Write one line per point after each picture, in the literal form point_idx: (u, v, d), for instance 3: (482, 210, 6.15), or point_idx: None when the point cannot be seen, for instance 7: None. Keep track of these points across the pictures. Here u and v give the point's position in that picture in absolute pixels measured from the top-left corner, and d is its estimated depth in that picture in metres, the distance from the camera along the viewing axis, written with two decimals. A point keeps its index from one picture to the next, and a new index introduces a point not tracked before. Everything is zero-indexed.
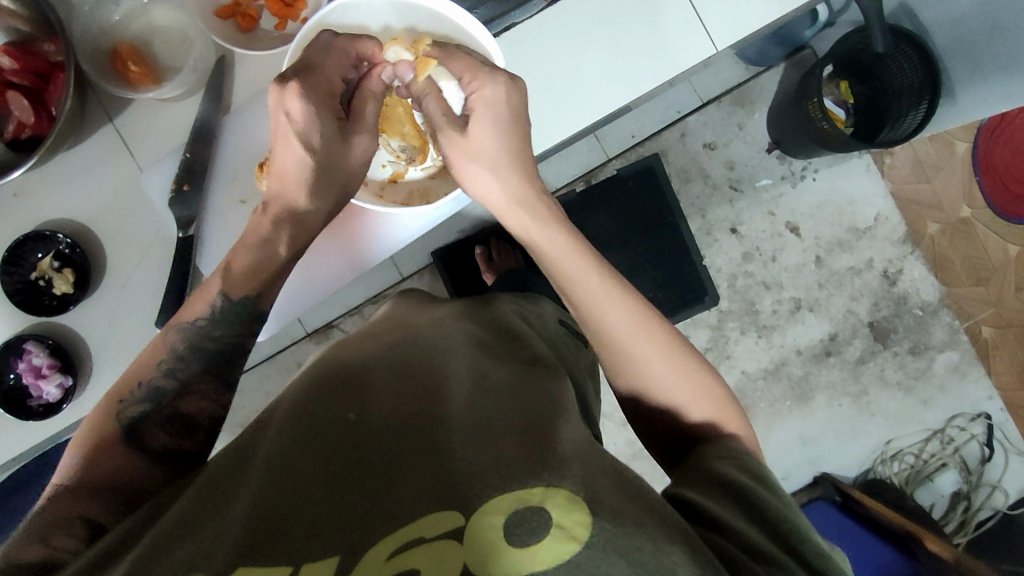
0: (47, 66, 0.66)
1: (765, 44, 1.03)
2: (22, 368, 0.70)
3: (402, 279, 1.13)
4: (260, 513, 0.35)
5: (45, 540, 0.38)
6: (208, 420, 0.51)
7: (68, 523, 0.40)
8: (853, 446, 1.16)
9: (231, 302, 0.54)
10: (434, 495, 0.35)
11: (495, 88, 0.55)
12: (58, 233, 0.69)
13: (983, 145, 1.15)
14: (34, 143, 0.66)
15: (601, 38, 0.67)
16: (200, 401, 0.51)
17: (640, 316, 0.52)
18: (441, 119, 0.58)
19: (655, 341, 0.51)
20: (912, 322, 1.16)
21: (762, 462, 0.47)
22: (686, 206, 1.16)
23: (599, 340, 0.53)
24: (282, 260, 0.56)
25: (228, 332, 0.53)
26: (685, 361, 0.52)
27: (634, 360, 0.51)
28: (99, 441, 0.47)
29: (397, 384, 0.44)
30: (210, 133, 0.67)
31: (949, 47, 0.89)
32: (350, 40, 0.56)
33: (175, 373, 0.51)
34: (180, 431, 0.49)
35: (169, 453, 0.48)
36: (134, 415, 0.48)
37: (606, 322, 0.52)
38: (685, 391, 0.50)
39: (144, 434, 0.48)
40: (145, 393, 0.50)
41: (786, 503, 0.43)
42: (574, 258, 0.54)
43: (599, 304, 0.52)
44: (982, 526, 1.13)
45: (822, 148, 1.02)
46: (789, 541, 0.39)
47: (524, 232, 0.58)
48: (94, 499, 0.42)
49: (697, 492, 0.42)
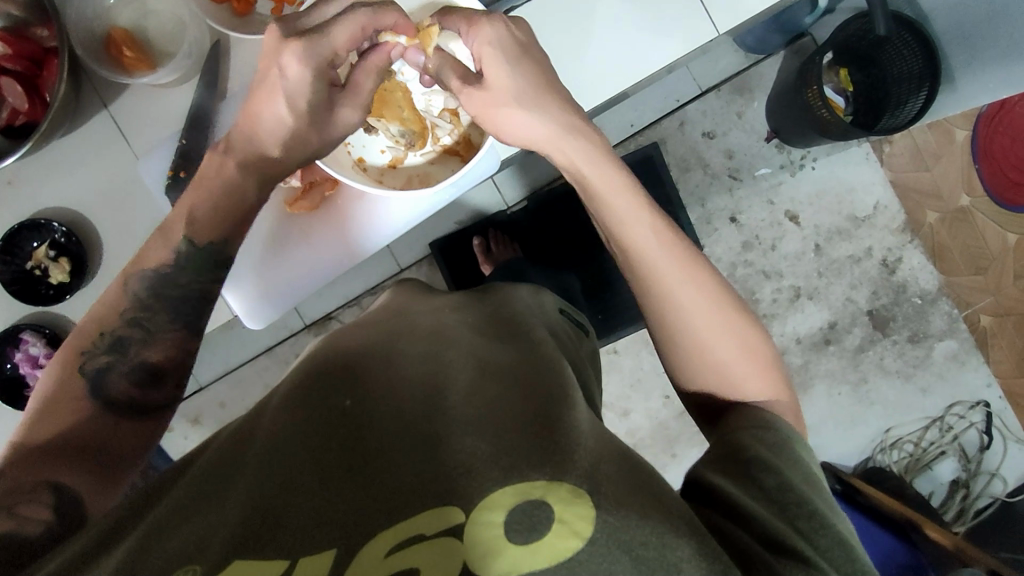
0: (40, 52, 0.65)
1: (764, 31, 1.02)
2: (18, 357, 0.72)
3: (401, 270, 1.13)
4: (257, 505, 0.35)
5: (13, 508, 0.39)
6: (176, 372, 0.52)
7: (35, 489, 0.41)
8: (853, 435, 1.16)
9: (196, 249, 0.54)
10: (434, 488, 0.35)
11: (495, 29, 0.54)
12: (52, 222, 0.68)
13: (983, 133, 1.14)
14: (29, 129, 0.66)
15: (601, 23, 0.67)
16: (166, 350, 0.52)
17: (690, 262, 0.52)
18: (458, 81, 0.57)
19: (704, 294, 0.51)
20: (912, 310, 1.16)
21: (790, 428, 0.47)
22: (685, 195, 1.16)
23: (643, 294, 0.52)
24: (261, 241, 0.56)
25: (195, 280, 0.54)
26: (732, 318, 0.51)
27: (684, 322, 0.51)
28: (66, 397, 0.48)
29: (397, 373, 0.44)
30: (205, 121, 0.66)
31: (951, 33, 0.88)
32: (373, 17, 0.53)
33: (141, 322, 0.52)
34: (149, 383, 0.51)
35: (135, 405, 0.50)
36: (99, 366, 0.49)
37: (658, 276, 0.51)
38: (733, 350, 0.50)
39: (110, 384, 0.49)
40: (111, 345, 0.51)
41: (813, 484, 0.42)
42: (624, 197, 0.53)
43: (651, 260, 0.51)
44: (980, 514, 1.13)
45: (822, 137, 1.01)
46: (805, 529, 0.38)
47: (571, 165, 0.55)
48: (67, 461, 0.43)
49: (718, 477, 0.42)
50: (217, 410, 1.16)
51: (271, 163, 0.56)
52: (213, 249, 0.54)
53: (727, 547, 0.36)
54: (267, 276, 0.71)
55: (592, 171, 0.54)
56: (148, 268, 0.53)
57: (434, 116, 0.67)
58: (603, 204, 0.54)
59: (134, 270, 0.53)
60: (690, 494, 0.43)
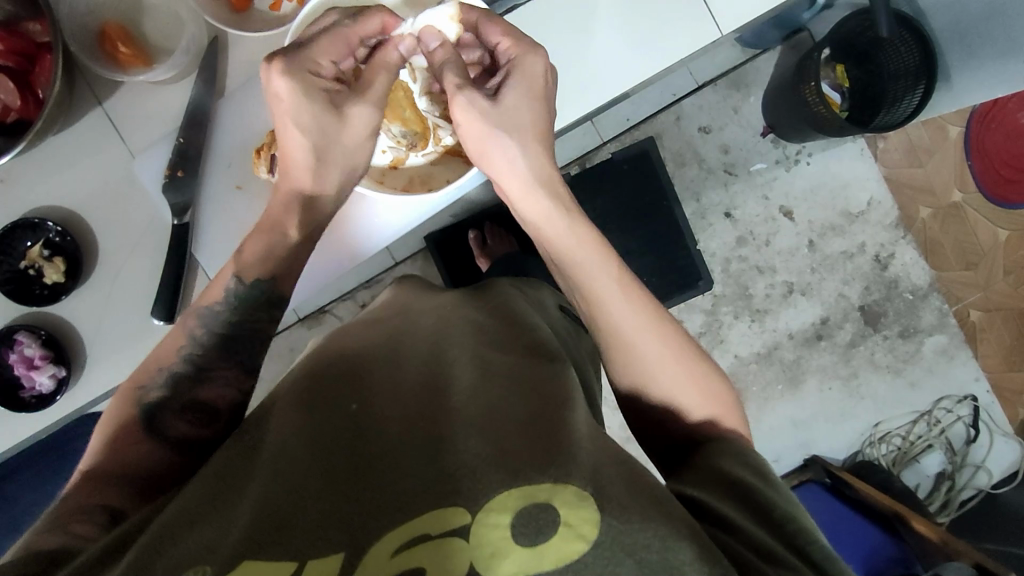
0: (32, 48, 0.64)
1: (762, 27, 1.01)
2: (12, 359, 0.68)
3: (395, 263, 1.13)
4: (266, 507, 0.35)
5: (66, 526, 0.39)
6: (229, 411, 0.51)
7: (88, 511, 0.41)
8: (843, 429, 1.17)
9: (245, 286, 0.53)
10: (439, 489, 0.35)
11: (535, 61, 0.55)
12: (48, 221, 0.67)
13: (975, 130, 1.16)
14: (21, 128, 0.64)
15: (606, 21, 0.66)
16: (219, 389, 0.51)
17: (654, 316, 0.52)
18: (460, 80, 0.54)
19: (666, 344, 0.51)
20: (903, 305, 1.16)
21: (760, 458, 0.47)
22: (682, 189, 1.16)
23: (603, 336, 0.52)
24: (293, 242, 0.55)
25: (244, 316, 0.53)
26: (694, 367, 0.52)
27: (641, 365, 0.51)
28: (122, 431, 0.48)
29: (399, 375, 0.44)
30: (204, 119, 0.66)
31: (947, 31, 0.89)
32: (353, 26, 0.56)
33: (192, 359, 0.52)
34: (201, 421, 0.49)
35: (186, 442, 0.48)
36: (152, 401, 0.49)
37: (618, 327, 0.51)
38: (693, 398, 0.51)
39: (161, 417, 0.49)
40: (167, 380, 0.50)
41: (797, 505, 0.43)
42: (589, 249, 0.54)
43: (609, 308, 0.52)
44: (965, 505, 1.15)
45: (816, 132, 1.02)
46: (797, 542, 0.39)
47: (544, 213, 0.55)
48: (117, 489, 0.44)
49: (703, 491, 0.42)
50: None
51: None
52: None
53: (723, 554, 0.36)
54: None
55: (557, 222, 0.54)
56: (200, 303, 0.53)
57: (436, 118, 0.66)
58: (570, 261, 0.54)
59: (195, 309, 0.53)
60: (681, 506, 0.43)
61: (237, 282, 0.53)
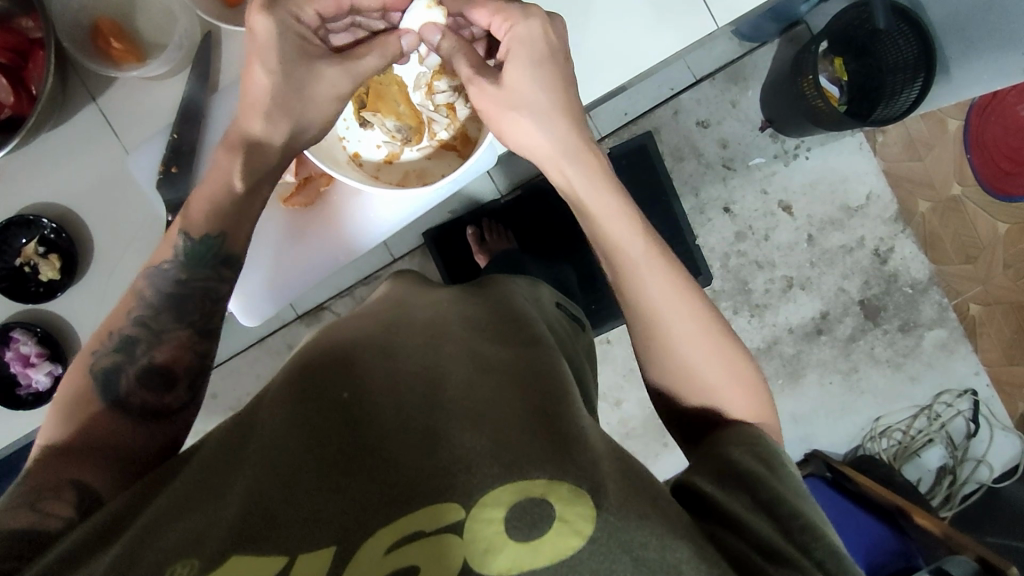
0: (25, 44, 0.64)
1: (760, 19, 1.00)
2: (8, 356, 0.70)
3: (394, 260, 1.12)
4: (257, 497, 0.35)
5: (35, 504, 0.40)
6: (186, 373, 0.51)
7: (56, 487, 0.41)
8: (842, 424, 1.17)
9: (192, 242, 0.53)
10: (432, 483, 0.34)
11: (529, 25, 0.52)
12: (42, 218, 0.67)
13: (975, 122, 1.16)
14: (15, 124, 0.64)
15: (603, 15, 0.66)
16: (173, 351, 0.51)
17: (683, 281, 0.53)
18: (471, 70, 0.54)
19: (699, 320, 0.52)
20: (902, 300, 1.16)
21: (780, 450, 0.47)
22: (679, 184, 1.16)
23: (636, 317, 0.53)
24: (239, 194, 0.54)
25: (193, 275, 0.53)
26: (722, 343, 0.52)
27: (675, 351, 0.51)
28: (80, 399, 0.48)
29: (394, 366, 0.43)
30: (197, 114, 0.65)
31: (945, 24, 0.88)
32: None
33: (145, 322, 0.51)
34: (159, 386, 0.49)
35: (149, 410, 0.48)
36: (107, 366, 0.49)
37: (658, 312, 0.51)
38: (723, 375, 0.51)
39: (119, 385, 0.48)
40: (119, 344, 0.50)
41: (802, 497, 0.43)
42: (625, 228, 0.53)
43: (635, 270, 0.52)
44: (966, 499, 1.15)
45: (815, 126, 1.01)
46: (802, 537, 0.39)
47: (572, 191, 0.55)
48: (89, 462, 0.44)
49: (710, 485, 0.43)
50: (211, 400, 1.15)
51: (258, 163, 0.54)
52: (211, 243, 0.53)
53: (723, 554, 0.37)
54: (268, 274, 0.71)
55: (590, 194, 0.54)
56: (155, 273, 0.53)
57: (431, 111, 0.66)
58: (604, 243, 0.54)
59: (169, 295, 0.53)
60: (683, 500, 0.43)
61: (184, 238, 0.53)
